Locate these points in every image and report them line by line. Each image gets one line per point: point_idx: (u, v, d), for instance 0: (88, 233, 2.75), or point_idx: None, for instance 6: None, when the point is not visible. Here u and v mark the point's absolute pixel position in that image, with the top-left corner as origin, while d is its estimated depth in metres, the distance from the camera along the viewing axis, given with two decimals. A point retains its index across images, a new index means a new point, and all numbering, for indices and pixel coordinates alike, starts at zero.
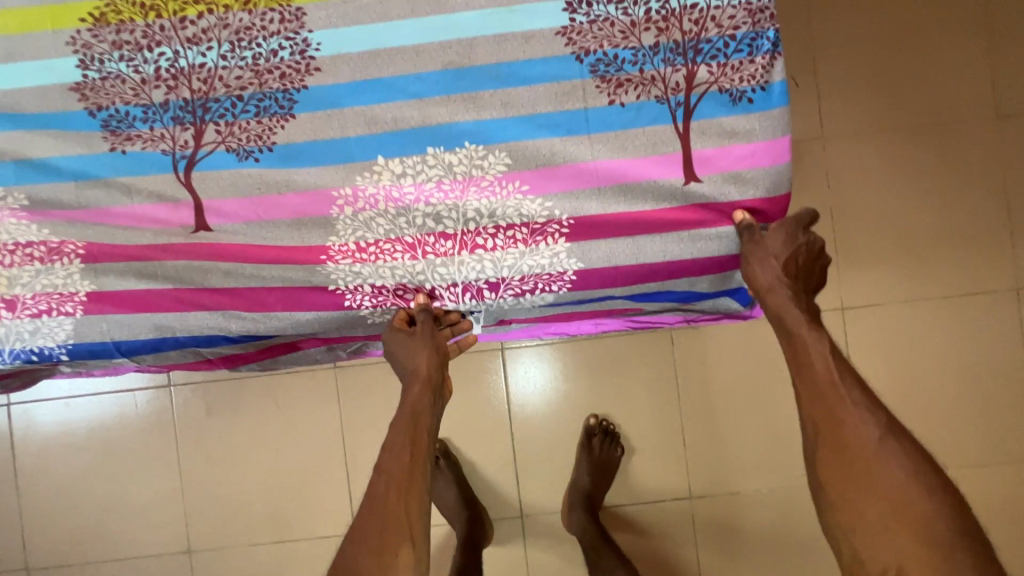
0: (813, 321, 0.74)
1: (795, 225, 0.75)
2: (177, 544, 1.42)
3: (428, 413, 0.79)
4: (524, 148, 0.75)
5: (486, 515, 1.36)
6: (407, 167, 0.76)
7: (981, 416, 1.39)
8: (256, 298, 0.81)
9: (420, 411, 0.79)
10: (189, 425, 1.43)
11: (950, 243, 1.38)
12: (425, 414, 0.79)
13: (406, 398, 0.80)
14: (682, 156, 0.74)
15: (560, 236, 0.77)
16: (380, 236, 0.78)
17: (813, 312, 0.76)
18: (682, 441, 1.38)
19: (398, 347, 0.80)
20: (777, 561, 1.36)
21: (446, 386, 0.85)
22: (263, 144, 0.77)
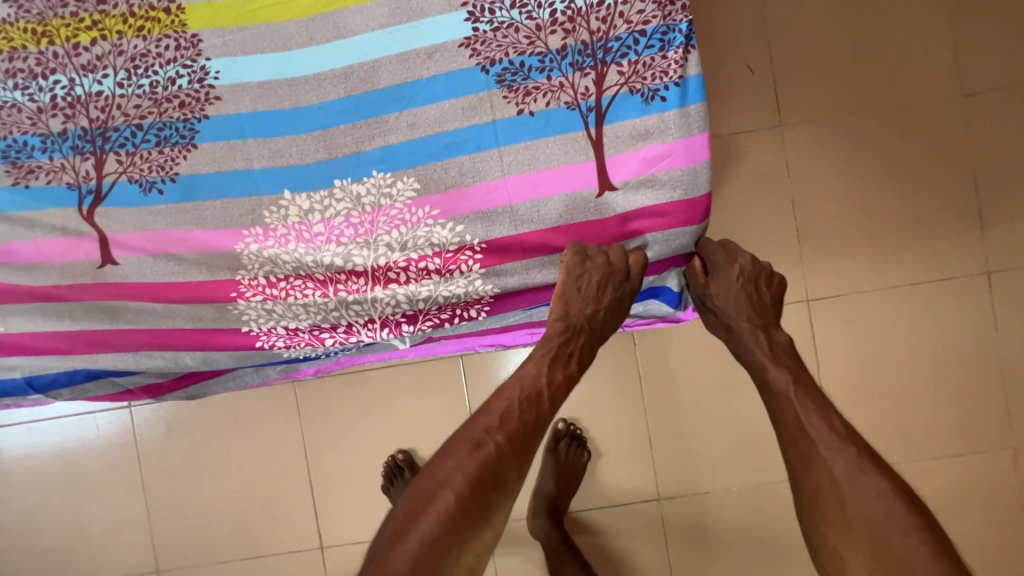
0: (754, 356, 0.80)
1: (728, 265, 0.81)
2: (148, 564, 1.42)
3: (580, 364, 0.80)
4: (434, 173, 0.72)
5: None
6: (315, 203, 0.73)
7: (956, 403, 1.35)
8: (167, 339, 0.78)
9: (579, 360, 0.80)
10: (152, 445, 1.42)
11: (916, 227, 1.34)
12: (579, 364, 0.80)
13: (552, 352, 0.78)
14: (596, 164, 0.71)
15: (474, 263, 0.74)
16: (289, 272, 0.75)
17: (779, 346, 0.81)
18: (647, 441, 1.37)
19: (575, 289, 0.75)
20: (748, 558, 1.35)
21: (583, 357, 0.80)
22: (166, 175, 0.74)
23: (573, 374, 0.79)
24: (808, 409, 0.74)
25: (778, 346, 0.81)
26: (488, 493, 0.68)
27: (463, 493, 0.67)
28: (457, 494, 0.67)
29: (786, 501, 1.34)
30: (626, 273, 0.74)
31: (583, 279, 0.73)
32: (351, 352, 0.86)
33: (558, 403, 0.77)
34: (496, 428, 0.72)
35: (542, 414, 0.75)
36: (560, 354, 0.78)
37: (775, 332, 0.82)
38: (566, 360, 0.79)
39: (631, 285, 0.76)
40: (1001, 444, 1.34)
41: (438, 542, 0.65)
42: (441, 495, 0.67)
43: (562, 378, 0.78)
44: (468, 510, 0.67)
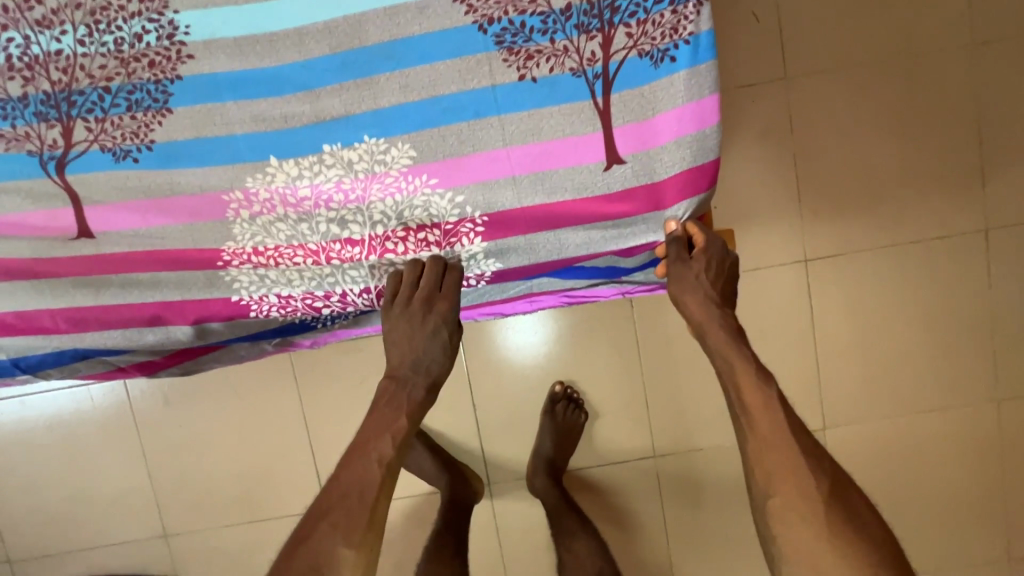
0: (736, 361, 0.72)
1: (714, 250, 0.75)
2: (153, 529, 1.45)
3: (414, 415, 0.73)
4: (430, 140, 0.68)
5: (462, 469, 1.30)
6: (304, 169, 0.69)
7: (946, 361, 1.36)
8: (154, 313, 0.74)
9: (411, 409, 0.73)
10: (149, 415, 1.42)
11: (917, 185, 1.31)
12: (412, 413, 0.72)
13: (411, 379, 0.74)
14: (602, 136, 0.68)
15: (475, 236, 0.72)
16: (281, 241, 0.71)
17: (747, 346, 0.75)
18: (643, 403, 1.39)
19: (393, 333, 0.73)
20: (738, 511, 1.40)
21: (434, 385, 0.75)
22: (141, 142, 0.69)
23: (403, 425, 0.71)
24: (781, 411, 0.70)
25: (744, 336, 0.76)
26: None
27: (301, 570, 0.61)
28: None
29: None
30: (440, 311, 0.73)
31: (399, 320, 0.73)
32: (348, 322, 0.83)
33: (391, 463, 0.69)
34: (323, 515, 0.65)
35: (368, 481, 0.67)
36: (386, 410, 0.72)
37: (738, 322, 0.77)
38: (393, 413, 0.72)
39: (448, 322, 0.74)
40: (986, 398, 1.37)
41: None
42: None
43: (387, 435, 0.70)
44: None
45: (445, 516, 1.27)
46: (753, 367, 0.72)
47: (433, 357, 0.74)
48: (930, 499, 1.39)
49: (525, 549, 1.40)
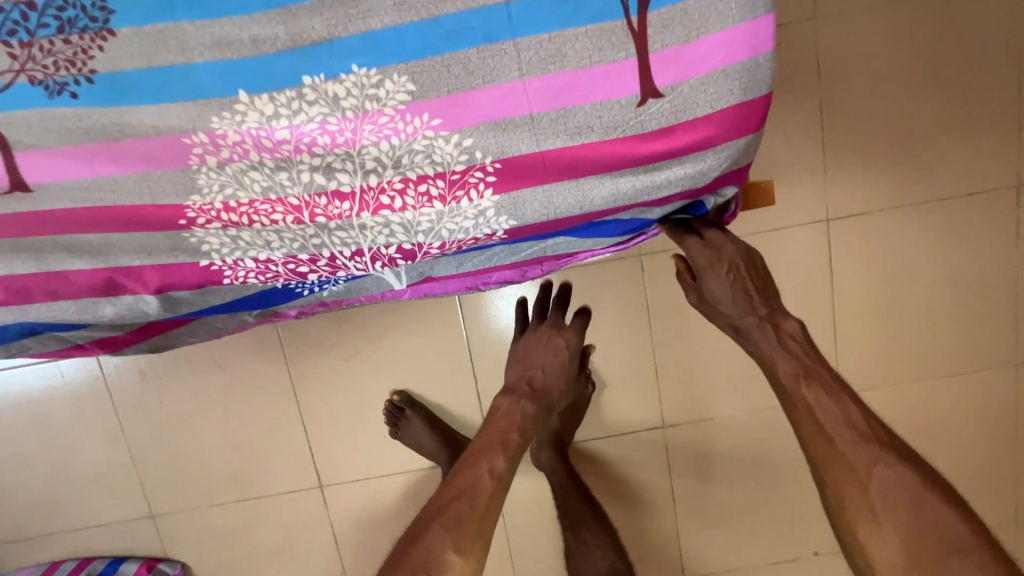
0: (784, 370, 0.74)
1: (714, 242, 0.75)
2: (138, 510, 1.37)
3: (524, 432, 0.79)
4: (432, 70, 0.56)
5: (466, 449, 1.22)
6: (280, 106, 0.58)
7: (966, 323, 1.31)
8: (108, 281, 0.64)
9: (523, 422, 0.79)
10: (126, 392, 1.32)
11: (952, 136, 1.20)
12: (523, 428, 0.79)
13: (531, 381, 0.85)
14: (637, 65, 0.56)
15: (485, 188, 0.61)
16: (255, 195, 0.60)
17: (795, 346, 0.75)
18: (653, 372, 1.32)
19: (524, 352, 0.88)
20: (748, 480, 1.36)
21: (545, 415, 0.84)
22: (79, 73, 0.57)
23: (514, 440, 0.77)
24: (827, 401, 0.70)
25: (789, 338, 0.76)
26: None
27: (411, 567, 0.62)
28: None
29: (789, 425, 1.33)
30: (560, 333, 0.90)
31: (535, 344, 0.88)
32: (338, 291, 0.73)
33: (501, 474, 0.73)
34: (433, 514, 0.68)
35: (476, 488, 0.70)
36: (502, 423, 0.79)
37: (783, 322, 0.76)
38: (507, 427, 0.78)
39: (568, 346, 0.89)
40: (1005, 362, 1.32)
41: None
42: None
43: (499, 444, 0.76)
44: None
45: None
46: (802, 377, 0.72)
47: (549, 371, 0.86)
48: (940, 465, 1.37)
49: (528, 523, 1.36)
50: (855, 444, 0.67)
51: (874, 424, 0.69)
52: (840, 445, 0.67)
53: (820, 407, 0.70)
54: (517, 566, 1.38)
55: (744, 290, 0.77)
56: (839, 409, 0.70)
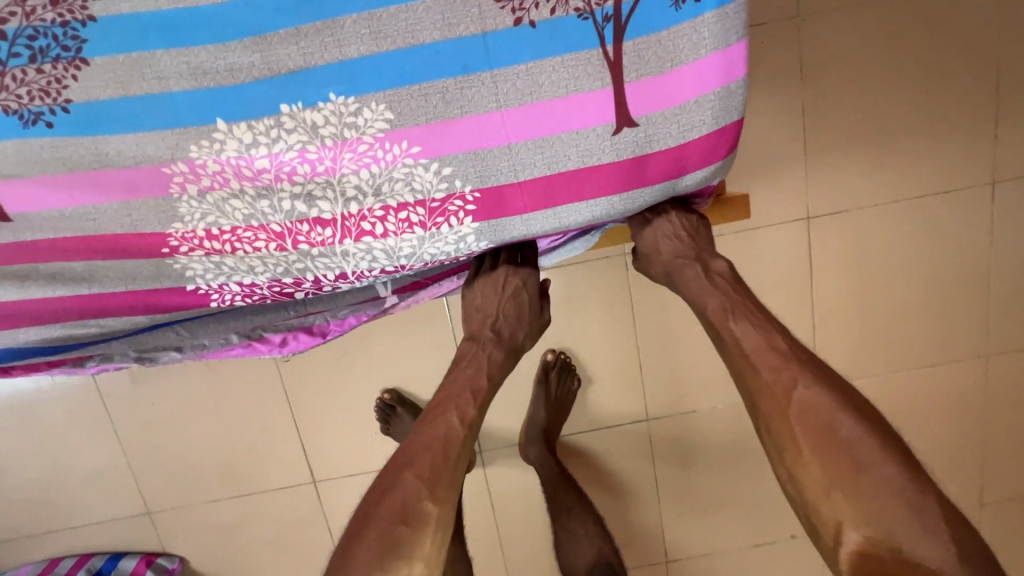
0: (712, 306, 0.66)
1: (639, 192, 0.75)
2: (134, 507, 1.40)
3: (494, 378, 0.69)
4: (410, 99, 0.57)
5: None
6: (258, 135, 0.58)
7: (944, 319, 1.30)
8: (93, 305, 0.64)
9: (490, 372, 0.69)
10: (116, 394, 1.33)
11: (932, 132, 1.20)
12: (492, 376, 0.69)
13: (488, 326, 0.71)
14: (613, 94, 0.58)
15: (466, 215, 0.62)
16: (237, 222, 0.61)
17: (728, 284, 0.68)
18: (637, 368, 1.35)
19: (476, 297, 0.72)
20: (728, 468, 1.41)
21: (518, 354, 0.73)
22: (54, 103, 0.56)
23: (483, 387, 0.67)
24: (753, 334, 0.62)
25: (717, 276, 0.69)
26: (399, 531, 0.55)
27: (382, 528, 0.55)
28: (370, 548, 0.54)
29: None
30: (524, 278, 0.72)
31: (491, 289, 0.72)
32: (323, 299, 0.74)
33: (473, 422, 0.64)
34: (403, 464, 0.60)
35: (449, 435, 0.62)
36: (467, 370, 0.68)
37: (712, 263, 0.71)
38: (474, 373, 0.68)
39: (530, 287, 0.73)
40: (984, 353, 1.32)
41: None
42: (354, 550, 0.54)
43: (468, 393, 0.66)
44: (391, 546, 0.54)
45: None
46: (728, 311, 0.65)
47: (513, 316, 0.72)
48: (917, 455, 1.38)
49: (517, 512, 1.40)
50: (776, 370, 0.59)
51: (796, 345, 0.61)
52: (764, 373, 0.59)
53: (745, 338, 0.62)
54: (507, 552, 1.43)
55: (673, 235, 0.73)
56: (762, 338, 0.62)
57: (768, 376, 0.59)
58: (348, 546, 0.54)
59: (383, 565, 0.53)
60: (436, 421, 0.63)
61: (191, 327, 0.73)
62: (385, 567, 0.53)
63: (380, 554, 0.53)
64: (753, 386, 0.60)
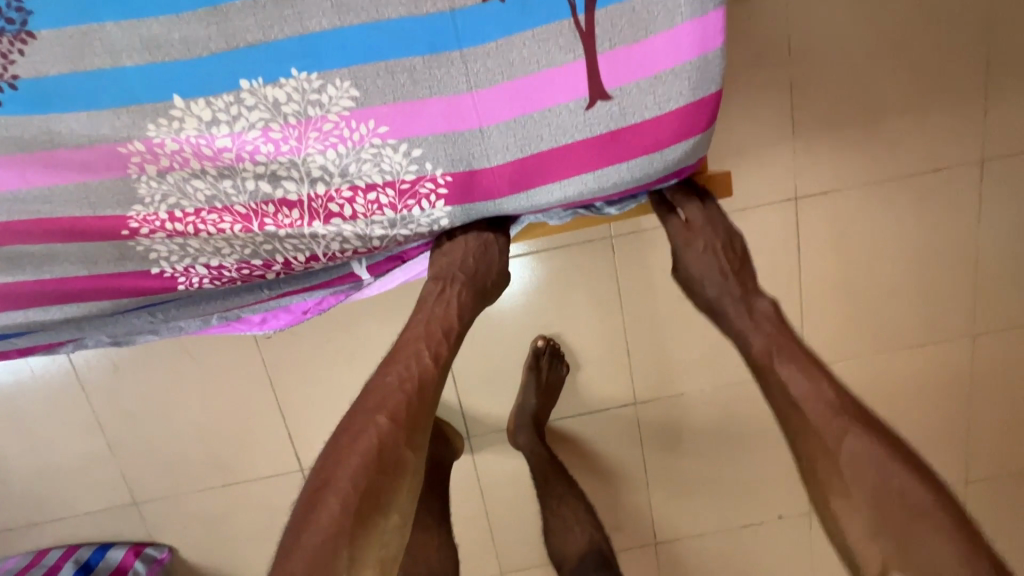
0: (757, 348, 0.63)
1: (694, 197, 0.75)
2: (121, 498, 1.39)
3: (465, 320, 0.66)
4: (376, 76, 0.55)
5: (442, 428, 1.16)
6: (217, 112, 0.56)
7: (932, 298, 1.30)
8: (53, 291, 0.61)
9: (459, 311, 0.66)
10: (98, 385, 1.31)
11: (920, 109, 1.18)
12: (463, 317, 0.66)
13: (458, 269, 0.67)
14: (586, 66, 0.56)
15: (438, 197, 0.60)
16: (199, 204, 0.58)
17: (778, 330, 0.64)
18: (625, 352, 1.34)
19: (446, 243, 0.69)
20: (716, 451, 1.41)
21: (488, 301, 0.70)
22: (1, 79, 0.54)
23: (455, 327, 0.65)
24: (802, 377, 0.59)
25: (763, 316, 0.66)
26: (377, 480, 0.53)
27: (358, 479, 0.53)
28: (344, 498, 0.52)
29: (756, 398, 1.38)
30: (495, 229, 0.70)
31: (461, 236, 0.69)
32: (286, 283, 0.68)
33: (445, 363, 0.63)
34: (375, 407, 0.57)
35: (424, 378, 0.60)
36: (436, 310, 0.65)
37: (757, 302, 0.68)
38: (443, 313, 0.65)
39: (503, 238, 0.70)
40: (970, 332, 1.31)
41: (331, 561, 0.49)
42: (324, 503, 0.51)
43: (440, 333, 0.64)
44: (369, 497, 0.52)
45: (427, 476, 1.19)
46: (771, 348, 0.62)
47: (483, 259, 0.68)
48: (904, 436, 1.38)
49: (506, 497, 1.40)
50: (824, 415, 0.56)
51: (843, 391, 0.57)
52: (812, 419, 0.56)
53: (793, 384, 0.58)
54: (497, 537, 1.43)
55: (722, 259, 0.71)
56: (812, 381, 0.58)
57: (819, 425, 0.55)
58: (316, 501, 0.52)
59: (360, 515, 0.51)
60: (403, 366, 0.61)
61: (168, 312, 0.68)
62: (362, 518, 0.51)
63: (357, 504, 0.51)
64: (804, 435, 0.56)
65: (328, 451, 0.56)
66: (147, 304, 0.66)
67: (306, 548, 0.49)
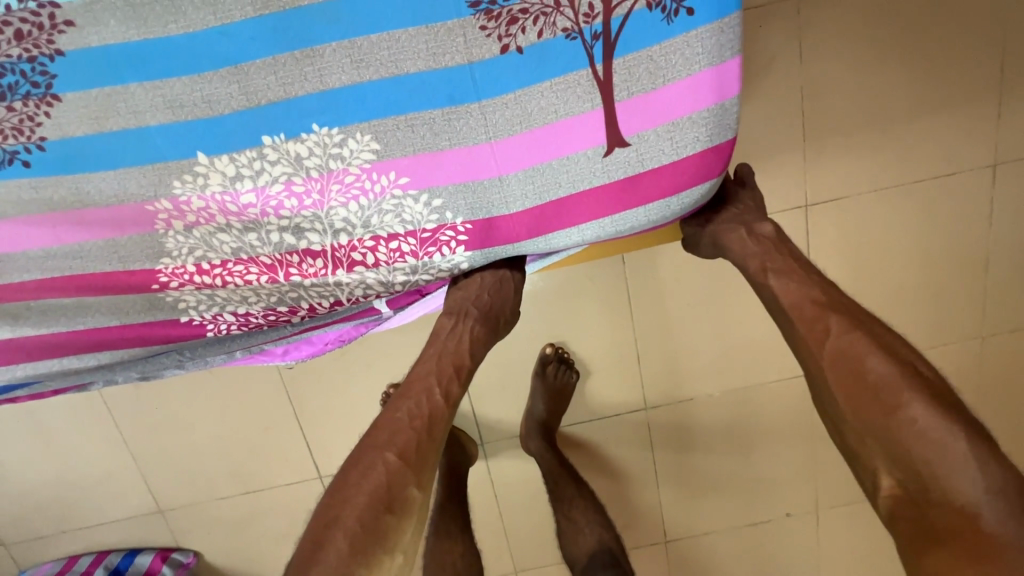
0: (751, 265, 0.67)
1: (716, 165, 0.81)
2: (146, 506, 1.43)
3: (475, 355, 0.68)
4: (396, 129, 0.56)
5: (459, 435, 1.15)
6: (241, 168, 0.56)
7: (940, 301, 1.30)
8: (88, 340, 0.63)
9: (471, 347, 0.67)
10: (120, 399, 1.34)
11: (931, 115, 1.17)
12: (474, 352, 0.68)
13: (473, 304, 0.69)
14: (605, 114, 0.56)
15: (458, 243, 0.61)
16: (226, 255, 0.60)
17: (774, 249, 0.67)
18: (635, 358, 1.36)
19: (462, 281, 0.71)
20: (725, 451, 1.44)
21: (500, 335, 0.72)
22: (28, 141, 0.55)
23: (466, 364, 0.66)
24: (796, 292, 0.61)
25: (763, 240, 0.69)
26: (384, 520, 0.54)
27: (365, 516, 0.53)
28: (352, 536, 0.52)
29: (765, 400, 1.39)
30: (512, 266, 0.71)
31: (477, 275, 0.71)
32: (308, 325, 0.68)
33: (455, 401, 0.65)
34: (386, 442, 0.58)
35: (434, 415, 0.62)
36: (448, 344, 0.67)
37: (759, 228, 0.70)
38: (456, 350, 0.67)
39: (517, 277, 0.72)
40: (977, 334, 1.32)
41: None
42: (332, 540, 0.51)
43: (451, 369, 0.65)
44: (376, 536, 0.53)
45: (443, 483, 1.22)
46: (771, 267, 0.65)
47: (497, 297, 0.70)
48: None
49: (519, 499, 1.44)
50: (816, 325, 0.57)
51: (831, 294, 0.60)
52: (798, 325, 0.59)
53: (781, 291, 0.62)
54: (511, 537, 1.47)
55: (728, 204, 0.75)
56: (801, 290, 0.61)
57: (804, 327, 0.58)
58: (323, 538, 0.52)
59: (364, 551, 0.52)
60: (414, 400, 0.62)
61: (196, 351, 0.67)
62: (367, 557, 0.52)
63: (363, 542, 0.52)
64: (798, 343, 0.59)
65: (336, 485, 0.56)
66: (176, 345, 0.66)
67: None
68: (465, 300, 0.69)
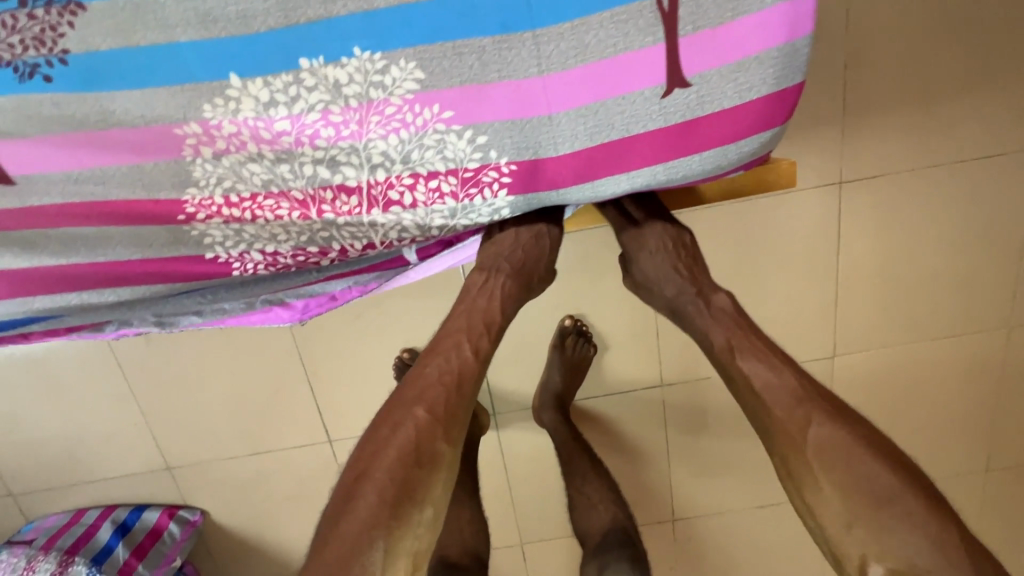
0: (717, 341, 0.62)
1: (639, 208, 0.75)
2: (153, 462, 1.42)
3: (505, 313, 0.65)
4: (442, 58, 0.52)
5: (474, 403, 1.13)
6: (276, 93, 0.53)
7: (972, 288, 1.26)
8: (108, 275, 0.60)
9: (503, 303, 0.64)
10: (129, 354, 1.32)
11: (980, 90, 1.10)
12: (505, 310, 0.64)
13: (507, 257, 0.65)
14: (667, 52, 0.53)
15: (501, 186, 0.57)
16: (256, 188, 0.57)
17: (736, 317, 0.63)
18: (654, 334, 1.33)
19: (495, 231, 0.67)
20: (739, 432, 1.42)
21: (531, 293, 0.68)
22: (50, 53, 0.51)
23: (497, 321, 0.63)
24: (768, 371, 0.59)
25: (720, 311, 0.64)
26: (414, 472, 0.51)
27: (394, 470, 0.51)
28: (381, 490, 0.50)
29: None
30: (548, 220, 0.68)
31: (512, 227, 0.67)
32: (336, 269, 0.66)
33: (486, 355, 0.61)
34: (414, 399, 0.56)
35: (463, 371, 0.58)
36: (478, 300, 0.64)
37: (714, 297, 0.66)
38: (486, 305, 0.63)
39: (553, 231, 0.69)
40: (1007, 323, 1.28)
41: (367, 552, 0.47)
42: (360, 494, 0.50)
43: (481, 326, 0.62)
44: (405, 491, 0.51)
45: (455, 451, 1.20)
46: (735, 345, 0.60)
47: (532, 253, 0.67)
48: (928, 425, 1.37)
49: (529, 472, 1.43)
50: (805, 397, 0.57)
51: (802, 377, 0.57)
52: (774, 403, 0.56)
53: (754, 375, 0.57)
54: (518, 509, 1.46)
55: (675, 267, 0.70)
56: None
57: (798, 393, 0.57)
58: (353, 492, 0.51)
59: (395, 506, 0.50)
60: (443, 355, 0.59)
61: (220, 293, 0.65)
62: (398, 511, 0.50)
63: (393, 496, 0.50)
64: (766, 421, 0.56)
65: (364, 439, 0.54)
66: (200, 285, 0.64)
67: (342, 538, 0.48)
68: (497, 255, 0.66)
